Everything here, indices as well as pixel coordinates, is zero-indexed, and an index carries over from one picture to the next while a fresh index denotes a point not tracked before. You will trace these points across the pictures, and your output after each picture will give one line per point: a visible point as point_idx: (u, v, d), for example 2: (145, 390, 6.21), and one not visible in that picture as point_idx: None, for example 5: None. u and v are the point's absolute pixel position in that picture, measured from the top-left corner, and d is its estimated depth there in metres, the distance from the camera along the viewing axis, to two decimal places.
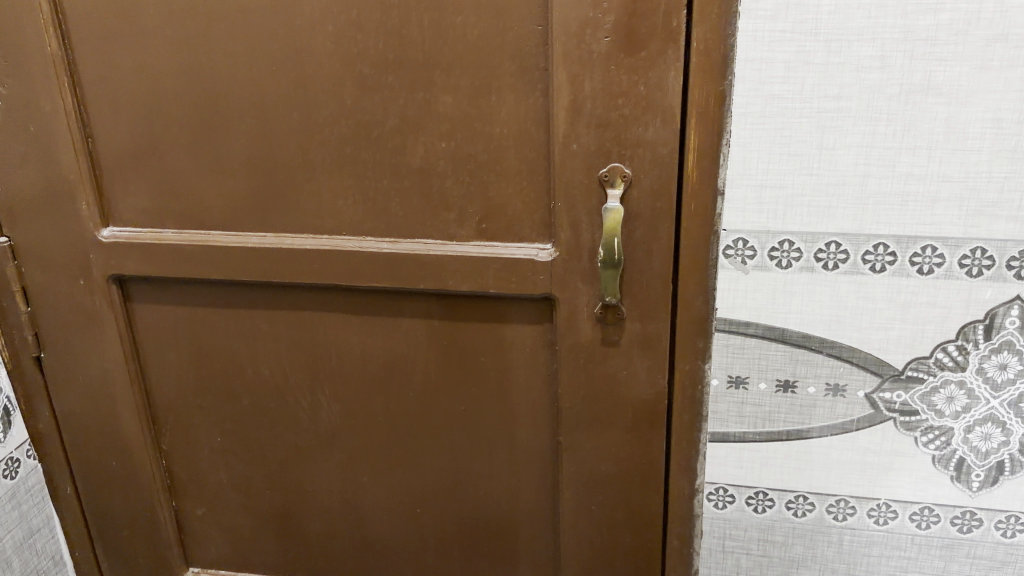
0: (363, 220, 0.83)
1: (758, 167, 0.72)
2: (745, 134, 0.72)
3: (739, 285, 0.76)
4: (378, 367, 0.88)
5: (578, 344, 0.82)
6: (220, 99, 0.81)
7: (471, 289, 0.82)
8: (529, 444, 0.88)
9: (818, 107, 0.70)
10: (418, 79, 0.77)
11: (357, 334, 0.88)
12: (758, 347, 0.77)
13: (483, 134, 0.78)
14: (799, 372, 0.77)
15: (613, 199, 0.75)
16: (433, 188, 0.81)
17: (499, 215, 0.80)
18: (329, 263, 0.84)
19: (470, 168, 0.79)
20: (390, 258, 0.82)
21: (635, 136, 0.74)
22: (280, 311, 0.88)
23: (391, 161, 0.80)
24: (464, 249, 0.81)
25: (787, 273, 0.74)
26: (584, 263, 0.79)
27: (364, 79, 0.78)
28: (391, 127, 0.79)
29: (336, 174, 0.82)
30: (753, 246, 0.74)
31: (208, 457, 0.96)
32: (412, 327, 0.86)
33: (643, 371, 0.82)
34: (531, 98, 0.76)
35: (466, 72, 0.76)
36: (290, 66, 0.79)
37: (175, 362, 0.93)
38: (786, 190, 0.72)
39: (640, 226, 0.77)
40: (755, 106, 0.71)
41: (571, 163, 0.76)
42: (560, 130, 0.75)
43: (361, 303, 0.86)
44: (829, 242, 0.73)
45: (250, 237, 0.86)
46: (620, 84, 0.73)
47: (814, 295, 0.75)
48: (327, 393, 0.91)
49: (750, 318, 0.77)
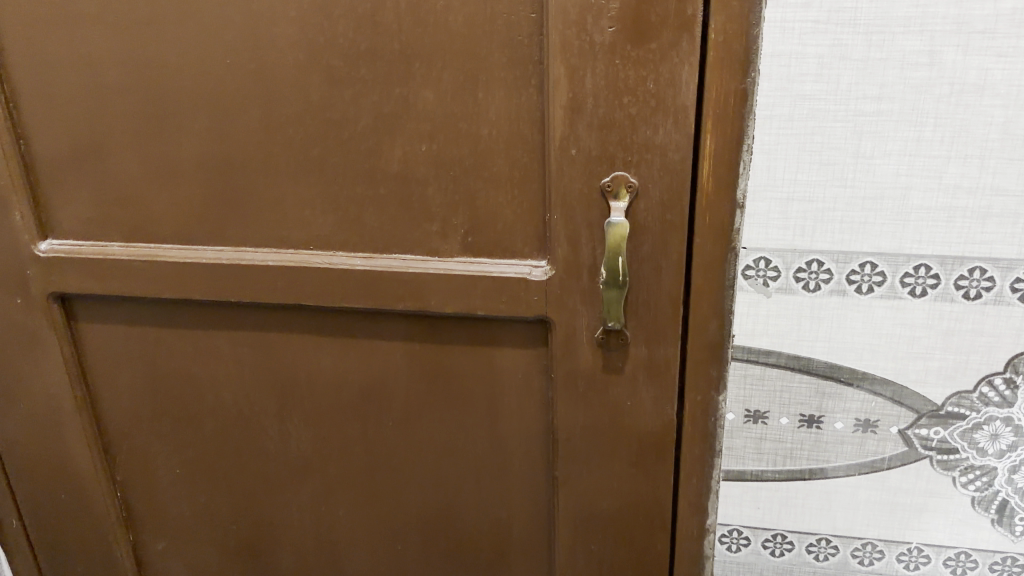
0: (333, 232, 0.73)
1: (784, 178, 0.63)
2: (770, 140, 0.63)
3: (760, 310, 0.67)
4: (352, 392, 0.79)
5: (577, 371, 0.72)
6: (168, 96, 0.71)
7: (456, 309, 0.73)
8: (522, 480, 0.79)
9: (855, 110, 0.60)
10: (394, 73, 0.67)
11: (328, 357, 0.78)
12: (779, 378, 0.69)
13: (469, 136, 0.68)
14: (825, 406, 0.69)
15: (617, 211, 0.66)
16: (412, 197, 0.71)
17: (488, 226, 0.71)
18: (296, 281, 0.74)
19: (454, 174, 0.69)
20: (364, 276, 0.73)
21: (642, 140, 0.64)
22: (243, 332, 0.79)
23: (363, 166, 0.71)
24: (448, 266, 0.72)
25: (815, 297, 0.66)
26: (583, 282, 0.69)
27: (332, 73, 0.68)
28: (364, 127, 0.69)
29: (301, 180, 0.72)
30: (777, 266, 0.66)
31: (167, 489, 0.87)
32: (390, 351, 0.77)
33: (649, 401, 0.72)
34: (524, 95, 0.66)
35: (449, 65, 0.66)
36: (246, 57, 0.69)
37: (128, 386, 0.84)
38: (816, 203, 0.63)
39: (647, 241, 0.67)
40: (783, 108, 0.62)
41: (569, 170, 0.66)
42: (556, 132, 0.65)
43: (332, 323, 0.77)
44: (863, 263, 0.64)
45: (207, 251, 0.76)
46: (627, 80, 0.63)
47: (844, 322, 0.66)
48: (296, 422, 0.81)
49: (771, 346, 0.68)
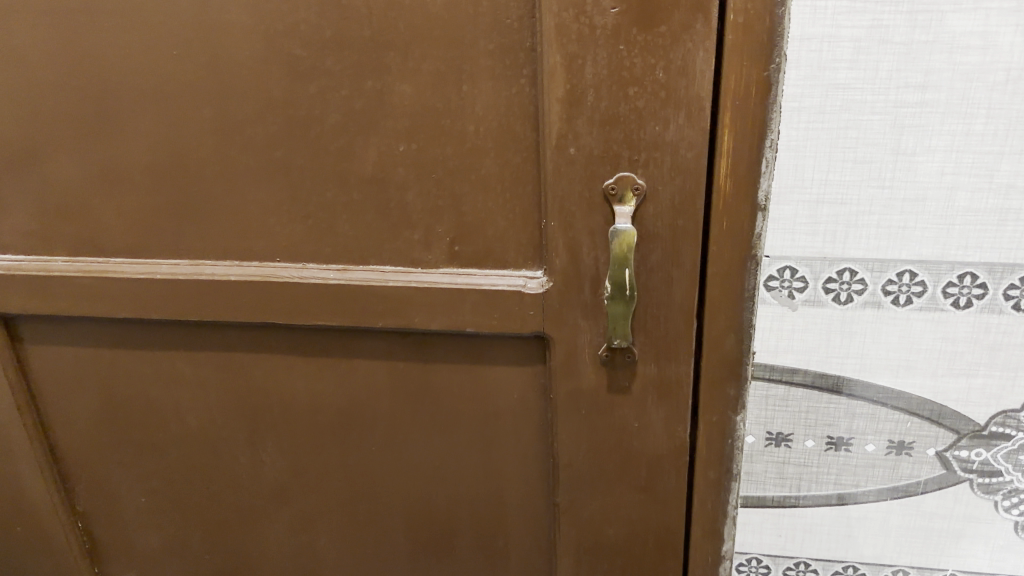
0: (302, 242, 0.65)
1: (814, 178, 0.56)
2: (798, 135, 0.55)
3: (785, 324, 0.60)
4: (330, 415, 0.72)
5: (579, 391, 0.65)
6: (110, 94, 0.63)
7: (443, 326, 0.65)
8: (520, 507, 0.72)
9: (895, 100, 0.53)
10: (365, 63, 0.59)
11: (303, 378, 0.71)
12: (805, 399, 0.62)
13: (453, 133, 0.60)
14: (855, 428, 0.62)
15: (622, 217, 0.58)
16: (389, 202, 0.63)
17: (477, 234, 0.63)
18: (263, 297, 0.67)
19: (437, 177, 0.61)
20: (338, 291, 0.65)
21: (651, 136, 0.56)
22: (207, 352, 0.71)
23: (333, 169, 0.62)
24: (433, 278, 0.64)
25: (846, 310, 0.59)
26: (585, 295, 0.62)
27: (296, 64, 0.60)
28: (334, 124, 0.61)
29: (264, 185, 0.64)
30: (804, 276, 0.58)
31: (133, 520, 0.80)
32: (371, 371, 0.69)
33: (660, 423, 0.65)
34: (515, 87, 0.58)
35: (428, 54, 0.58)
36: (196, 48, 0.60)
37: (84, 411, 0.76)
38: (849, 206, 0.56)
39: (657, 249, 0.59)
40: (813, 99, 0.54)
41: (568, 172, 0.58)
42: (553, 129, 0.57)
43: (306, 342, 0.69)
44: (901, 272, 0.57)
45: (161, 265, 0.68)
46: (632, 69, 0.54)
47: (877, 337, 0.59)
48: (270, 449, 0.74)
49: (797, 363, 0.61)
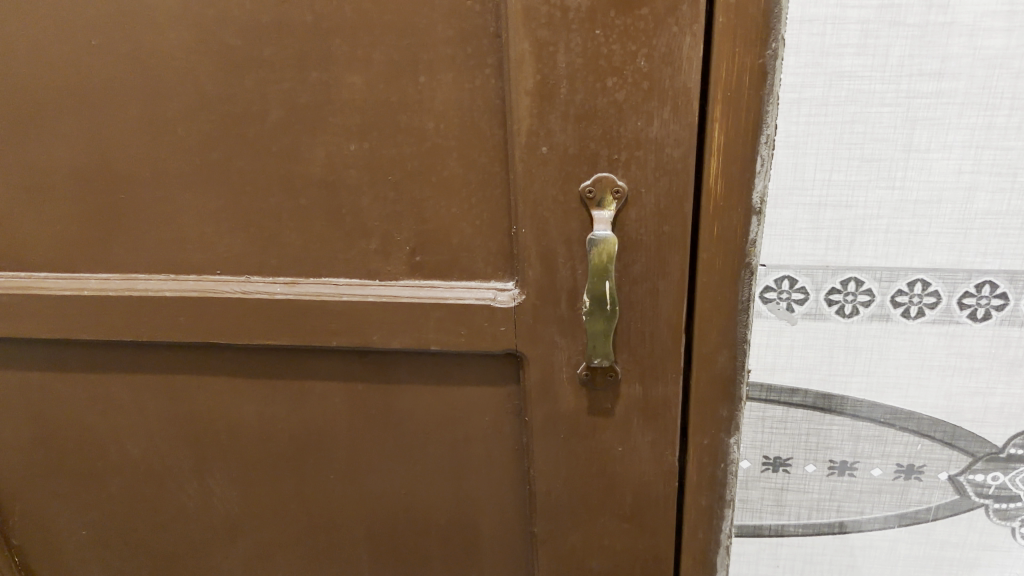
0: (246, 253, 0.59)
1: (816, 178, 0.50)
2: (798, 131, 0.49)
3: (784, 339, 0.54)
4: (285, 441, 0.65)
5: (557, 414, 0.59)
6: (25, 90, 0.56)
7: (404, 345, 0.58)
8: (495, 538, 0.66)
9: (908, 90, 0.47)
10: (308, 53, 0.52)
11: (254, 401, 0.64)
12: (806, 421, 0.57)
13: (410, 131, 0.53)
14: (860, 451, 0.57)
15: (602, 223, 0.51)
16: (341, 209, 0.56)
17: (440, 243, 0.56)
18: (203, 315, 0.60)
19: (394, 180, 0.55)
20: (287, 308, 0.58)
21: (632, 132, 0.50)
22: (148, 373, 0.65)
23: (277, 172, 0.56)
24: (392, 292, 0.57)
25: (851, 323, 0.53)
26: (561, 309, 0.55)
27: (231, 55, 0.53)
28: (275, 123, 0.54)
29: (200, 191, 0.57)
30: (804, 287, 0.53)
31: (74, 555, 0.74)
32: (327, 393, 0.63)
33: (646, 447, 0.59)
34: (479, 78, 0.51)
35: (379, 41, 0.51)
36: (117, 37, 0.54)
37: (13, 438, 0.69)
38: (855, 209, 0.50)
39: (641, 258, 0.53)
40: (815, 89, 0.48)
41: (540, 174, 0.52)
42: (522, 126, 0.50)
43: (255, 361, 0.63)
44: (912, 281, 0.51)
45: (90, 280, 0.61)
46: (610, 56, 0.48)
47: (886, 353, 0.54)
48: (221, 477, 0.68)
49: (796, 383, 0.56)
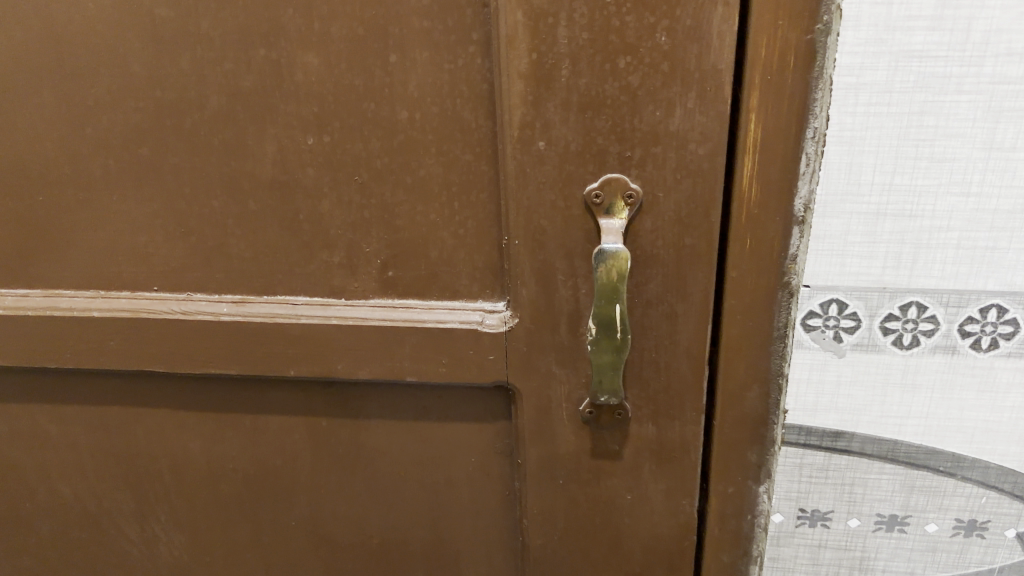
0: (186, 266, 0.49)
1: (874, 182, 0.41)
2: (854, 124, 0.40)
3: (829, 374, 0.46)
4: (238, 483, 0.56)
5: (554, 458, 0.50)
6: None
7: (373, 376, 0.49)
8: None
9: (993, 74, 0.38)
10: (253, 27, 0.43)
11: (202, 436, 0.55)
12: (850, 469, 0.48)
13: (379, 122, 0.44)
14: (913, 505, 0.49)
15: (610, 235, 0.42)
16: (297, 215, 0.47)
17: (416, 255, 0.47)
18: (138, 340, 0.51)
19: (360, 181, 0.45)
20: (235, 331, 0.49)
21: (649, 125, 0.40)
22: (80, 403, 0.56)
23: (220, 171, 0.46)
24: (358, 314, 0.48)
25: (910, 356, 0.44)
26: (560, 336, 0.46)
27: (161, 30, 0.43)
28: (217, 112, 0.45)
29: (130, 194, 0.48)
30: (856, 313, 0.44)
31: None
32: (286, 429, 0.54)
33: (659, 497, 0.50)
34: (461, 57, 0.42)
35: (340, 12, 0.41)
36: (24, 9, 0.44)
37: None
38: (920, 220, 0.41)
39: (657, 277, 0.44)
40: (877, 72, 0.39)
41: (536, 175, 0.42)
42: (514, 116, 0.41)
43: (201, 392, 0.53)
44: (985, 307, 0.43)
45: (7, 296, 0.52)
46: (622, 31, 0.39)
47: (950, 391, 0.45)
48: (165, 522, 0.58)
49: (841, 425, 0.47)
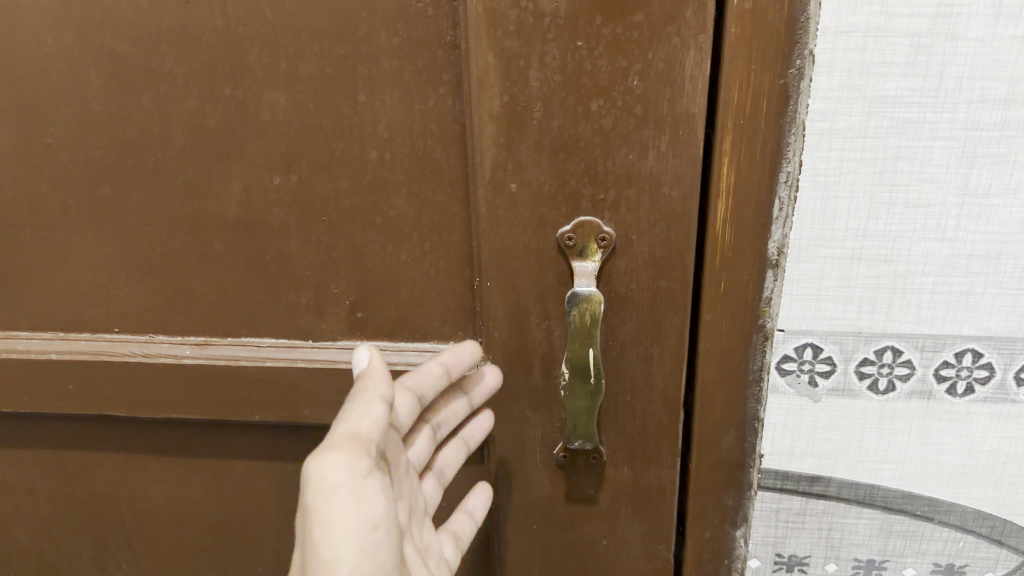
0: (149, 307, 0.48)
1: (849, 228, 0.40)
2: (828, 169, 0.39)
3: (805, 418, 0.45)
4: (202, 527, 0.54)
5: (528, 502, 0.49)
6: None
7: None
8: None
9: (966, 120, 0.38)
10: (218, 65, 0.42)
11: (164, 479, 0.53)
12: (827, 514, 0.48)
13: (347, 162, 0.43)
14: (891, 549, 0.48)
15: (584, 277, 0.42)
16: (263, 254, 0.46)
17: (385, 296, 0.46)
18: (98, 382, 0.49)
19: (328, 221, 0.44)
20: (199, 374, 0.48)
21: (622, 167, 0.40)
22: (36, 446, 0.54)
23: (184, 211, 0.45)
24: (327, 356, 0.47)
25: (886, 401, 0.44)
26: (533, 379, 0.45)
27: (122, 67, 0.42)
28: (180, 150, 0.44)
29: (91, 232, 0.47)
30: (831, 357, 0.43)
31: None
32: (252, 473, 0.52)
33: (636, 542, 0.49)
34: (432, 97, 0.41)
35: (306, 51, 0.41)
36: None
37: None
38: (895, 265, 0.41)
39: (631, 320, 0.43)
40: (852, 118, 0.38)
41: (508, 217, 0.42)
42: (486, 157, 0.40)
43: (164, 435, 0.52)
44: (961, 352, 0.42)
45: None
46: (595, 73, 0.38)
47: (927, 436, 0.45)
48: (126, 567, 0.56)
49: (817, 469, 0.46)
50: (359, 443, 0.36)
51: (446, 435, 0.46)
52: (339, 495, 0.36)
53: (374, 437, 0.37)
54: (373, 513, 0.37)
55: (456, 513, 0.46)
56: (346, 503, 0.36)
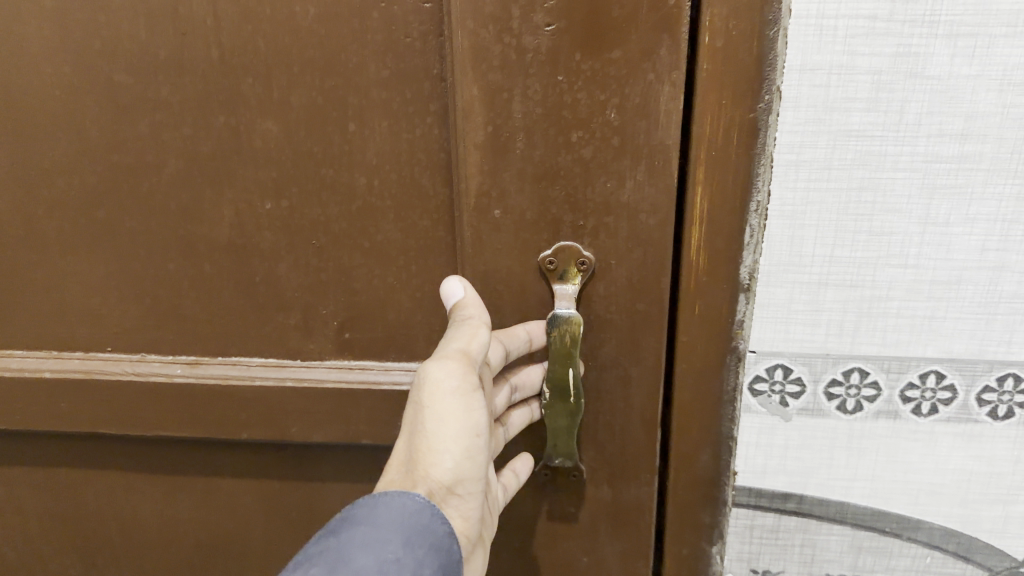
0: (142, 327, 0.49)
1: (816, 255, 0.42)
2: (796, 199, 0.41)
3: (777, 437, 0.47)
4: (189, 544, 0.55)
5: (510, 518, 0.50)
6: None
7: (328, 439, 0.49)
8: None
9: (926, 153, 0.40)
10: (212, 94, 0.43)
11: (152, 497, 0.54)
12: (800, 530, 0.49)
13: (336, 188, 0.44)
14: (862, 565, 0.50)
15: (564, 299, 0.43)
16: (254, 276, 0.47)
17: (372, 317, 0.47)
18: (90, 400, 0.50)
19: (317, 245, 0.46)
20: (190, 392, 0.49)
21: (601, 196, 0.42)
22: (26, 464, 0.55)
23: (177, 234, 0.47)
24: (314, 375, 0.48)
25: (854, 421, 0.46)
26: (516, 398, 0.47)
27: (119, 96, 0.44)
28: (174, 175, 0.45)
29: (86, 254, 0.48)
30: (801, 378, 0.45)
31: None
32: (239, 490, 0.53)
33: (615, 558, 0.50)
34: (419, 127, 0.43)
35: (298, 82, 0.42)
36: None
37: None
38: (861, 289, 0.43)
39: (611, 341, 0.45)
40: (818, 150, 0.40)
41: (492, 242, 0.43)
42: (470, 184, 0.42)
43: (152, 453, 0.53)
44: (925, 373, 0.44)
45: None
46: (575, 106, 0.40)
47: (895, 454, 0.46)
48: None
49: (790, 487, 0.48)
50: (469, 358, 0.38)
51: (518, 399, 0.46)
52: (449, 393, 0.38)
53: (481, 352, 0.39)
54: (478, 418, 0.39)
55: (505, 471, 0.45)
56: (456, 404, 0.38)
